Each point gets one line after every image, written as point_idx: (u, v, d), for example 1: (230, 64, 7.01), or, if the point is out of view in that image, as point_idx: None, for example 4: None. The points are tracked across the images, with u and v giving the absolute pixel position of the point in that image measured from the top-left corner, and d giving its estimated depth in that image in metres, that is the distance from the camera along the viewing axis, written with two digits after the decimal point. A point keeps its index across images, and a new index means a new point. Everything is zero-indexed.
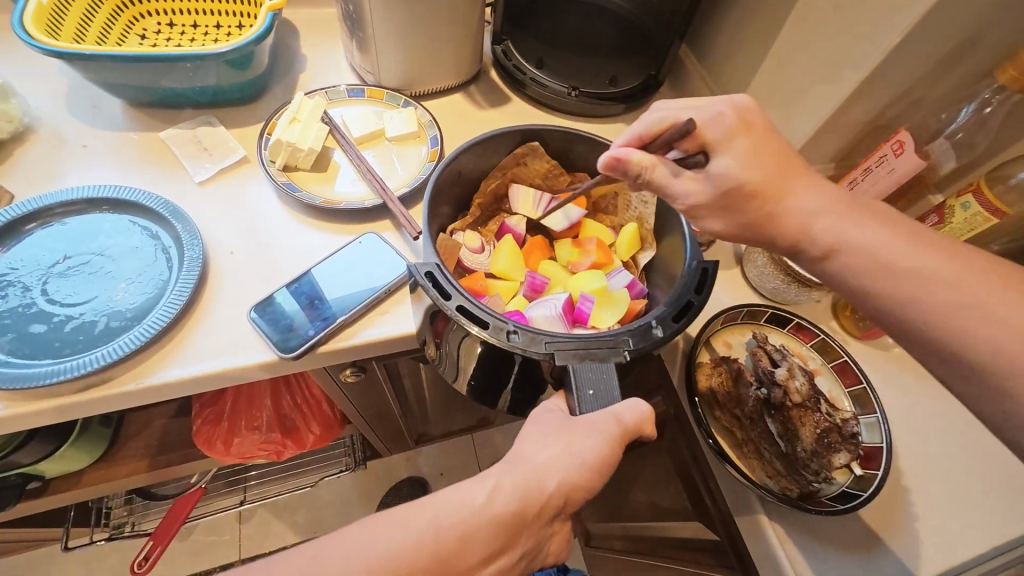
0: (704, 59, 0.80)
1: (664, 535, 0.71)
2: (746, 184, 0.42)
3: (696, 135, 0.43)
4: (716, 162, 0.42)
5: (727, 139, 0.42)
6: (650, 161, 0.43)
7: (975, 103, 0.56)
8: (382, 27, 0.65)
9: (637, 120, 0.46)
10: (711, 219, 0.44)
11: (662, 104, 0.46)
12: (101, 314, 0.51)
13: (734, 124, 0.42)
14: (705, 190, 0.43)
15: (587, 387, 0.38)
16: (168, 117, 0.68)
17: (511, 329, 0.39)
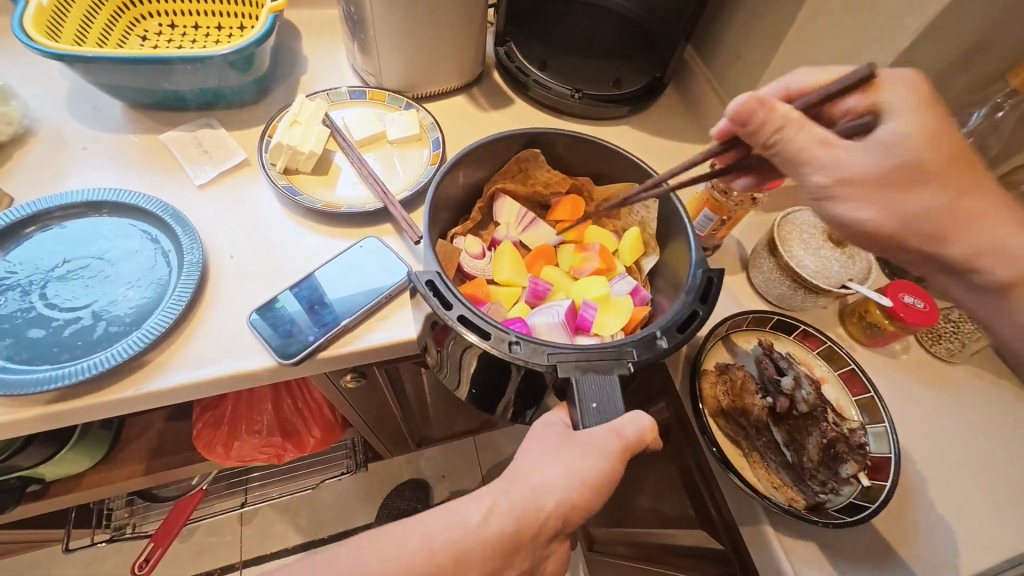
0: (709, 61, 0.79)
1: (667, 542, 0.71)
2: (919, 161, 0.36)
3: (873, 91, 0.38)
4: (886, 126, 0.37)
5: (913, 105, 0.37)
6: (795, 116, 0.38)
7: (987, 106, 0.55)
8: (384, 29, 0.65)
9: (788, 82, 0.44)
10: (855, 201, 0.38)
11: (811, 70, 0.43)
12: (100, 319, 0.50)
13: (920, 95, 0.37)
14: (870, 159, 0.37)
15: (589, 400, 0.37)
16: (168, 119, 0.67)
17: (512, 340, 0.39)
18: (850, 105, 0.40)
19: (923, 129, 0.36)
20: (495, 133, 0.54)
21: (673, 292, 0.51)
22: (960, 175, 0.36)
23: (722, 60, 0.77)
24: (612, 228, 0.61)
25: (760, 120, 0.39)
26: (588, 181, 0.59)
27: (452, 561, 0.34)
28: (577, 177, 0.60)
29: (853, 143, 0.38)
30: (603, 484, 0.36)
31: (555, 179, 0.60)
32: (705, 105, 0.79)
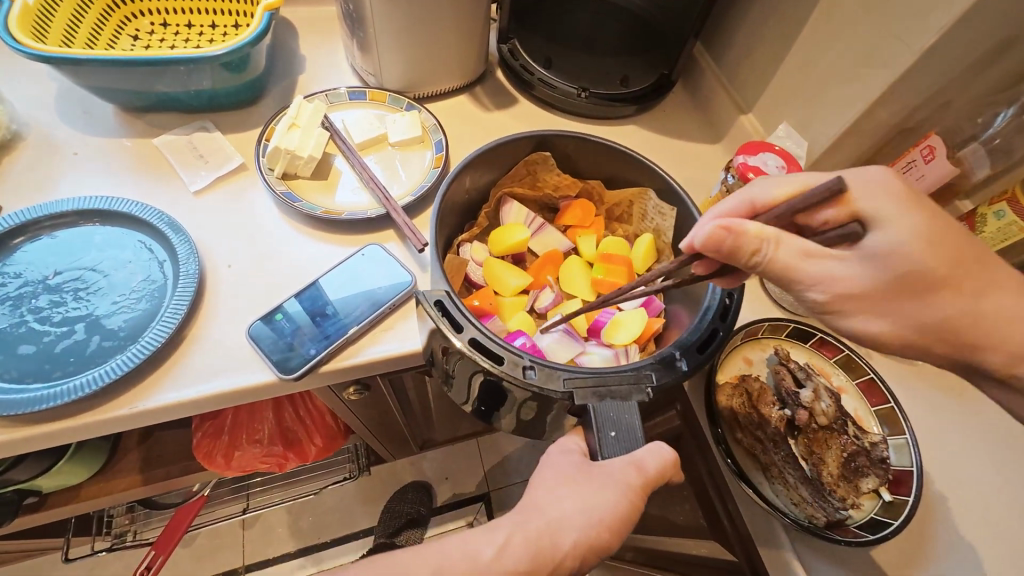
0: (719, 58, 0.77)
1: (677, 551, 0.70)
2: (921, 271, 0.38)
3: (846, 203, 0.39)
4: (870, 238, 0.38)
5: (896, 212, 0.38)
6: (772, 236, 0.37)
7: (1014, 107, 0.53)
8: (385, 28, 0.62)
9: (754, 193, 0.41)
10: (865, 313, 0.39)
11: (774, 179, 0.41)
12: (94, 333, 0.48)
13: (899, 193, 0.39)
14: (864, 273, 0.38)
15: (609, 428, 0.36)
16: (162, 122, 0.65)
17: (526, 364, 0.39)
18: (827, 215, 0.40)
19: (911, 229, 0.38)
20: (503, 137, 0.53)
21: (689, 304, 0.49)
22: (969, 274, 0.39)
23: (732, 57, 0.75)
24: (623, 234, 0.59)
25: (736, 246, 0.37)
26: (598, 185, 0.58)
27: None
28: (586, 181, 0.58)
29: (835, 254, 0.38)
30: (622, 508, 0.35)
31: (564, 183, 0.58)
32: (715, 103, 0.77)
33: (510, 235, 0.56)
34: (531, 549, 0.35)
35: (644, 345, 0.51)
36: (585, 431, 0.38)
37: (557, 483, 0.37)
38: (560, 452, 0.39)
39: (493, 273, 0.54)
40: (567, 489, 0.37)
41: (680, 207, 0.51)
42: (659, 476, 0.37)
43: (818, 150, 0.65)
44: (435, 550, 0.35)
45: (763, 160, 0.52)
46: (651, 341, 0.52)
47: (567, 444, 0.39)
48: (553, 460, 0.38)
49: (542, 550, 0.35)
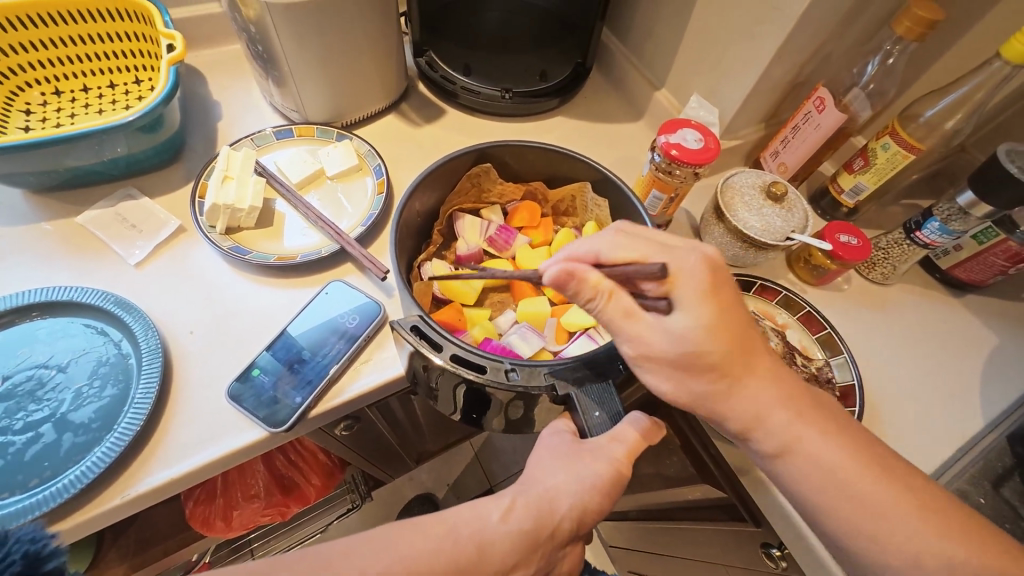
0: (624, 41, 0.81)
1: (676, 500, 0.76)
2: (706, 355, 0.39)
3: (667, 282, 0.40)
4: (676, 317, 0.40)
5: (695, 302, 0.39)
6: (606, 290, 0.39)
7: (879, 55, 0.59)
8: (299, 63, 0.62)
9: (600, 247, 0.41)
10: (659, 375, 0.41)
11: (613, 236, 0.42)
12: (63, 431, 0.47)
13: (705, 284, 0.40)
14: (665, 346, 0.40)
15: (593, 409, 0.41)
16: (80, 197, 0.62)
17: (508, 368, 0.42)
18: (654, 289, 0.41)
19: (707, 319, 0.39)
20: (439, 159, 0.55)
21: None
22: (739, 363, 0.40)
23: (635, 39, 0.79)
24: (571, 226, 0.63)
25: (576, 289, 0.40)
26: (541, 185, 0.61)
27: (476, 553, 0.35)
28: (528, 183, 0.62)
29: (645, 314, 0.40)
30: (615, 458, 0.38)
31: (507, 189, 0.61)
32: (631, 81, 0.81)
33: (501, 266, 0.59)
34: (535, 506, 0.37)
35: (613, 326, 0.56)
36: (571, 413, 0.43)
37: (549, 458, 0.40)
38: (550, 432, 0.42)
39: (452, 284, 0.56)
40: (558, 461, 0.39)
41: (618, 193, 0.55)
42: (643, 444, 0.40)
43: (728, 114, 0.70)
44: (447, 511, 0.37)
45: (682, 136, 0.56)
46: None
47: (557, 425, 0.43)
48: (546, 442, 0.42)
49: (544, 507, 0.38)
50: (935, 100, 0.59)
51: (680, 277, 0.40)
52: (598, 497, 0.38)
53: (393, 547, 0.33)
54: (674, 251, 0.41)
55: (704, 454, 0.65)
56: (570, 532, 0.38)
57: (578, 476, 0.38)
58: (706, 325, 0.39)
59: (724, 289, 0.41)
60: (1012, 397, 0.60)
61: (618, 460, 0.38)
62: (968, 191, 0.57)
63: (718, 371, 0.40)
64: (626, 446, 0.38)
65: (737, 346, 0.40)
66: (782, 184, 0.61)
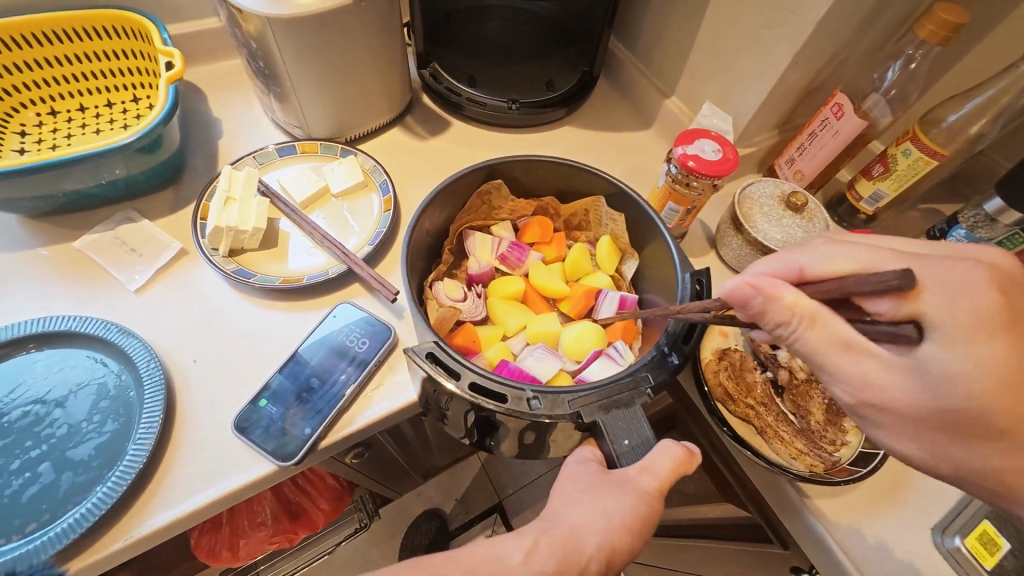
0: (631, 48, 0.79)
1: (696, 517, 0.74)
2: (978, 406, 0.34)
3: (910, 300, 0.34)
4: (926, 348, 0.34)
5: (968, 334, 0.33)
6: (804, 312, 0.36)
7: (901, 59, 0.58)
8: (301, 78, 0.60)
9: (804, 261, 0.40)
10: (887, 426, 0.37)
11: (823, 249, 0.40)
12: (62, 470, 0.44)
13: (994, 313, 0.33)
14: (910, 388, 0.35)
15: (622, 436, 0.39)
16: (77, 221, 0.60)
17: (530, 396, 0.40)
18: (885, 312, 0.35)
19: (985, 356, 0.33)
20: (448, 177, 0.53)
21: (665, 298, 0.52)
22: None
23: (643, 46, 0.77)
24: (584, 240, 0.62)
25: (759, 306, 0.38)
26: (553, 199, 0.59)
27: None
28: (540, 197, 0.60)
29: (871, 344, 0.36)
30: (643, 493, 0.36)
31: (519, 204, 0.59)
32: (639, 90, 0.79)
33: (514, 284, 0.57)
34: (560, 545, 0.36)
35: (633, 346, 0.54)
36: (597, 441, 0.41)
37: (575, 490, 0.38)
38: (575, 462, 0.41)
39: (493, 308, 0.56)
40: (584, 498, 0.38)
41: (636, 208, 0.54)
42: (675, 473, 0.38)
43: (742, 121, 0.68)
44: (466, 552, 0.36)
45: (700, 147, 0.55)
46: (636, 340, 0.55)
47: (582, 453, 0.41)
48: (571, 472, 0.40)
49: (570, 548, 0.36)
50: (958, 104, 0.58)
51: (927, 291, 0.34)
52: (626, 536, 0.37)
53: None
54: (946, 262, 0.35)
55: (726, 472, 0.63)
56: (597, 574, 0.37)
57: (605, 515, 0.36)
58: (982, 363, 0.33)
59: (1023, 315, 0.34)
60: None
61: (648, 495, 0.37)
62: (997, 198, 0.55)
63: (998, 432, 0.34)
64: (657, 478, 0.37)
65: None
66: (803, 193, 0.59)
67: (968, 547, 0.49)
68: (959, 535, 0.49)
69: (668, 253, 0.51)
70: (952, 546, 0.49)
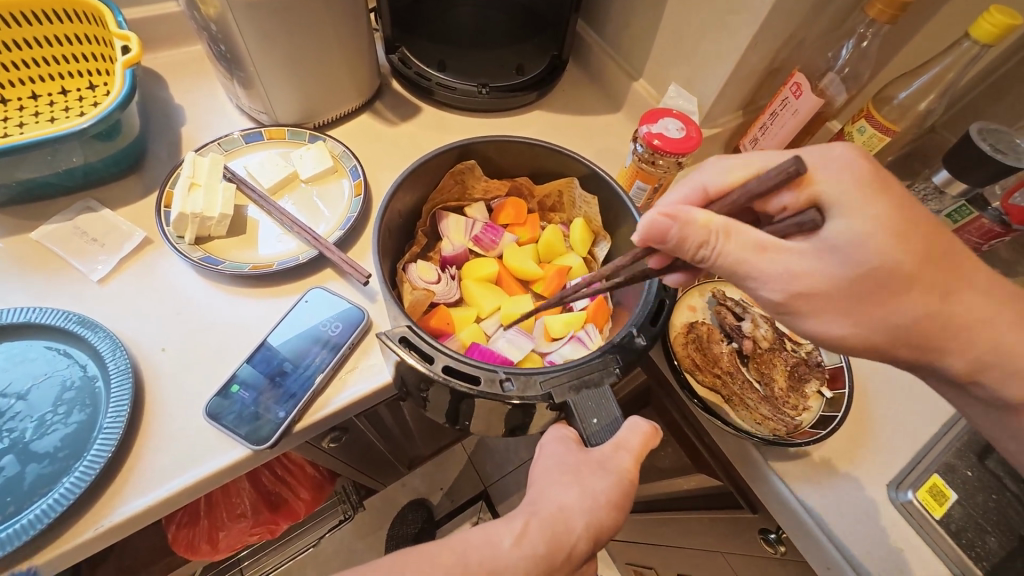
0: (600, 31, 0.80)
1: (673, 490, 0.76)
2: (882, 263, 0.38)
3: (805, 187, 0.39)
4: (833, 224, 0.38)
5: (857, 202, 0.38)
6: (719, 229, 0.38)
7: (854, 38, 0.60)
8: (265, 63, 0.59)
9: (706, 178, 0.43)
10: (828, 317, 0.40)
11: (724, 163, 0.43)
12: (27, 463, 0.43)
13: (861, 178, 0.39)
14: (830, 267, 0.38)
15: (591, 416, 0.40)
16: (34, 212, 0.58)
17: (503, 377, 0.41)
18: (786, 200, 0.40)
19: (877, 216, 0.38)
20: (420, 157, 0.53)
21: (634, 274, 0.54)
22: (931, 279, 0.39)
23: (610, 29, 0.78)
24: (558, 221, 0.62)
25: (678, 233, 0.38)
26: (527, 180, 0.60)
27: None
28: (514, 179, 0.61)
29: (788, 240, 0.39)
30: (624, 473, 0.38)
31: (492, 186, 0.60)
32: (608, 74, 0.80)
33: (487, 267, 0.58)
34: (548, 528, 0.38)
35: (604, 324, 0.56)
36: (569, 420, 0.42)
37: None
38: (554, 439, 0.42)
39: (471, 293, 0.57)
40: (561, 474, 0.40)
41: (606, 187, 0.55)
42: (644, 447, 0.40)
43: (707, 102, 0.69)
44: None
45: (664, 125, 0.56)
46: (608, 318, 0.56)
47: (559, 431, 0.42)
48: (551, 449, 0.41)
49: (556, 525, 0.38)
50: (907, 82, 0.60)
51: (815, 176, 0.39)
52: (611, 512, 0.39)
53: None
54: (821, 150, 0.40)
55: (697, 442, 0.65)
56: (586, 551, 0.39)
57: (589, 495, 0.38)
58: (877, 222, 0.38)
59: (892, 185, 0.39)
60: None
61: (626, 471, 0.39)
62: (943, 170, 0.59)
63: (912, 304, 0.39)
64: (632, 454, 0.39)
65: (927, 253, 0.39)
66: (765, 170, 0.62)
67: (919, 499, 0.51)
68: (911, 489, 0.52)
69: (637, 231, 0.53)
70: (905, 500, 0.52)
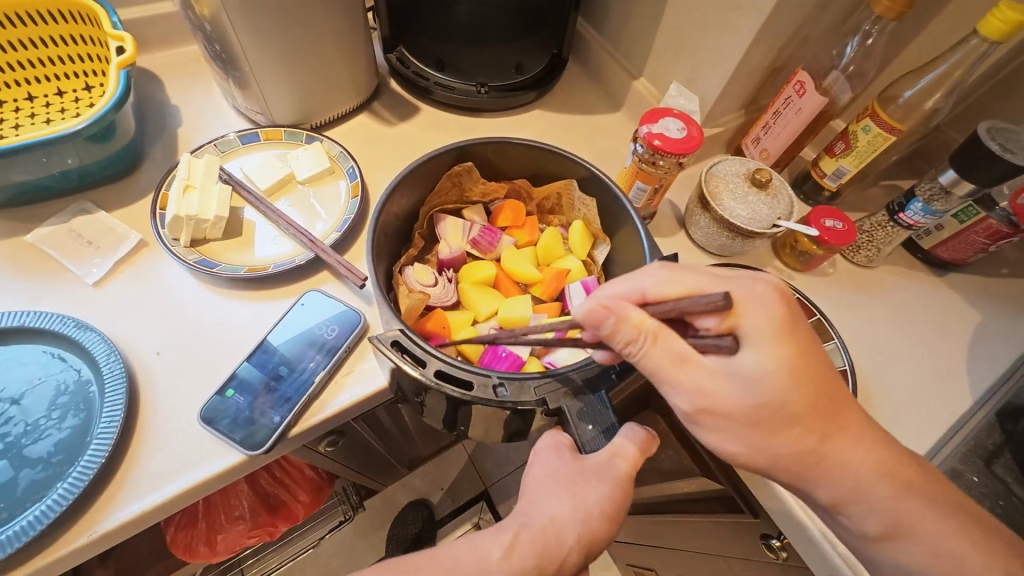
0: (602, 27, 0.78)
1: (674, 493, 0.75)
2: (786, 400, 0.39)
3: (731, 316, 0.39)
4: (744, 354, 0.39)
5: (768, 340, 0.39)
6: (650, 333, 0.38)
7: (858, 35, 0.59)
8: (261, 62, 0.59)
9: (645, 283, 0.40)
10: (719, 430, 0.41)
11: (662, 270, 0.41)
12: (21, 468, 0.43)
13: (779, 317, 0.39)
14: (735, 393, 0.39)
15: (587, 422, 0.39)
16: (29, 215, 0.57)
17: (496, 382, 0.40)
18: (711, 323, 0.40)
19: (779, 360, 0.39)
20: (416, 159, 0.52)
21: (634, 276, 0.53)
22: (823, 414, 0.40)
23: (611, 25, 0.77)
24: (557, 224, 0.62)
25: (611, 327, 0.38)
26: (525, 182, 0.59)
27: None
28: (512, 181, 0.60)
29: (702, 361, 0.39)
30: (619, 483, 0.38)
31: (490, 188, 0.59)
32: (608, 72, 0.79)
33: (483, 270, 0.57)
34: (539, 541, 0.37)
35: None
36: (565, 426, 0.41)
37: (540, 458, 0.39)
38: (550, 445, 0.41)
39: (468, 296, 0.56)
40: (554, 488, 0.39)
41: (605, 189, 0.54)
42: (642, 454, 0.40)
43: (710, 101, 0.68)
44: None
45: (665, 125, 0.55)
46: None
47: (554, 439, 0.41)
48: (546, 456, 0.41)
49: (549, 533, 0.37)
50: (914, 80, 0.59)
51: (744, 312, 0.39)
52: (605, 520, 0.38)
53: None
54: (744, 281, 0.41)
55: (698, 445, 0.65)
56: (578, 564, 0.38)
57: (580, 504, 0.38)
58: (779, 366, 0.38)
59: (798, 323, 0.40)
60: (997, 371, 0.62)
61: (621, 479, 0.38)
62: (950, 171, 0.57)
63: (793, 415, 0.39)
64: (628, 462, 0.38)
65: (808, 383, 0.39)
66: (767, 170, 0.60)
67: None
68: None
69: (636, 234, 0.52)
70: None
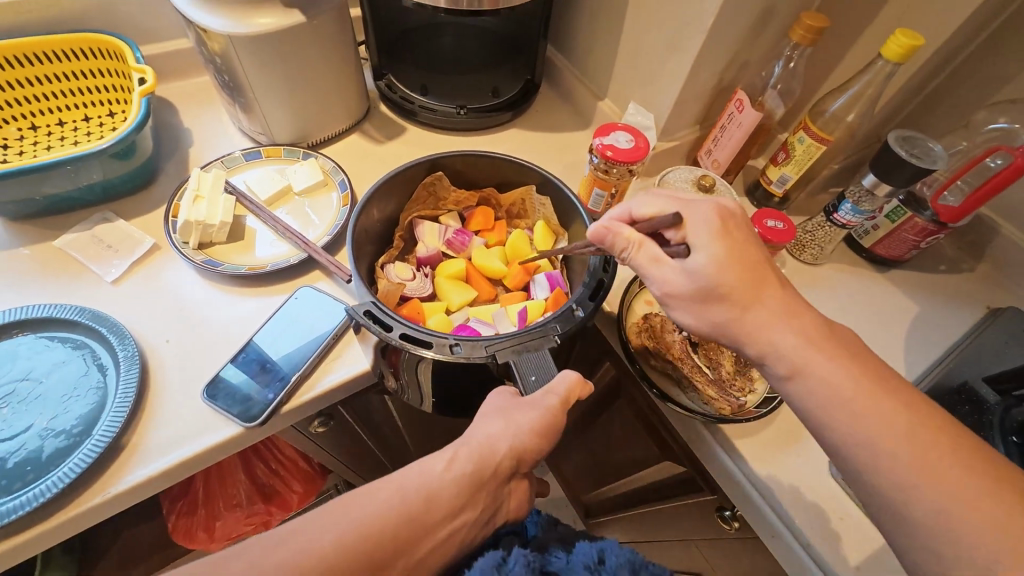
0: (570, 54, 0.87)
1: (646, 481, 0.80)
2: (720, 286, 0.43)
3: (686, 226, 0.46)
4: (697, 254, 0.44)
5: (712, 240, 0.44)
6: (637, 239, 0.46)
7: (782, 60, 0.67)
8: (262, 89, 0.67)
9: (632, 207, 0.49)
10: (682, 310, 0.45)
11: (651, 197, 0.49)
12: (45, 438, 0.49)
13: (717, 225, 0.45)
14: (686, 283, 0.44)
15: (530, 374, 0.45)
16: (58, 223, 0.65)
17: (452, 343, 0.46)
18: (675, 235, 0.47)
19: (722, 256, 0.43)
20: (394, 169, 0.60)
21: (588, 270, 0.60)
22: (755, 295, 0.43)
23: (578, 53, 0.86)
24: (523, 227, 0.69)
25: (611, 241, 0.47)
26: (491, 190, 0.67)
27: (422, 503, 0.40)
28: (480, 189, 0.67)
29: (672, 261, 0.45)
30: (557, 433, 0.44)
31: (462, 197, 0.66)
32: (577, 94, 0.88)
33: (457, 266, 0.64)
34: (477, 453, 0.43)
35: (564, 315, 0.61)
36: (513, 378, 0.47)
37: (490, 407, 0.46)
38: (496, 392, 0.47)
39: (442, 288, 0.63)
40: (494, 413, 0.45)
41: (560, 194, 0.61)
42: (574, 394, 0.45)
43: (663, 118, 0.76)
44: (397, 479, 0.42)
45: (615, 138, 0.62)
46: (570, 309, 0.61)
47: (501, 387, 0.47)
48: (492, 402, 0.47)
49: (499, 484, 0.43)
50: (836, 97, 0.67)
51: (693, 223, 0.45)
52: None
53: (347, 509, 0.38)
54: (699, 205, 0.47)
55: (664, 431, 0.69)
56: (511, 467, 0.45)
57: (512, 425, 0.44)
58: (722, 261, 0.43)
59: (736, 231, 0.45)
60: (932, 357, 0.67)
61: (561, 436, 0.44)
62: (870, 174, 0.64)
63: (731, 298, 0.43)
64: (558, 395, 0.44)
65: (745, 272, 0.43)
66: (711, 177, 0.68)
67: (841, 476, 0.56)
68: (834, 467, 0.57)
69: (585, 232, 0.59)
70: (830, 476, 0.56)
